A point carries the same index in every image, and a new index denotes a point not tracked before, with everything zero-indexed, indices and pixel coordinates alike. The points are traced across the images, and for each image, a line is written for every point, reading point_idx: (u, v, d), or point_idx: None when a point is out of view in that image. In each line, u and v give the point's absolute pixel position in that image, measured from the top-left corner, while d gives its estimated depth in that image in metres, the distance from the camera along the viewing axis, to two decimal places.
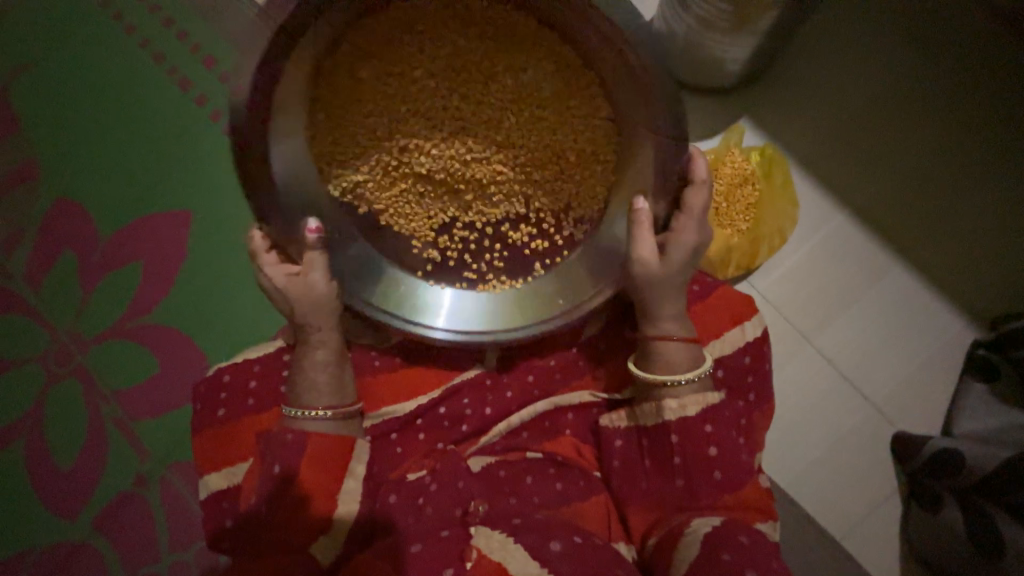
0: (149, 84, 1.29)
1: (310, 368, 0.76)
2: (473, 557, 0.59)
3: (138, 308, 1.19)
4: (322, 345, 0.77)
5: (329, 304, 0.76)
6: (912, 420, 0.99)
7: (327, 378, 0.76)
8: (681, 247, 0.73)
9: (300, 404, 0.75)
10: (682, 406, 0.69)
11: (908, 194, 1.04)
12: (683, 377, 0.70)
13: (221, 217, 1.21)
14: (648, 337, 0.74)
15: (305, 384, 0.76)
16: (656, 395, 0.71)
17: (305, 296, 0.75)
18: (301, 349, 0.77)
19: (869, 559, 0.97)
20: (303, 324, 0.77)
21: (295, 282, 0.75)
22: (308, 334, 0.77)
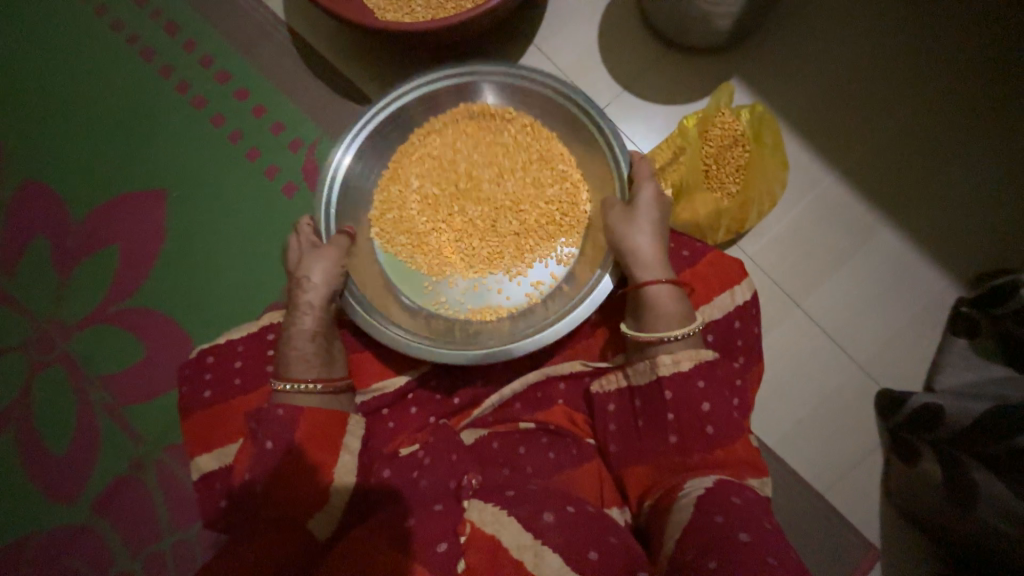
0: (110, 56, 1.21)
1: (298, 337, 0.75)
2: (467, 532, 0.61)
3: (117, 292, 1.16)
4: (310, 313, 0.76)
5: (334, 274, 0.78)
6: (896, 377, 1.01)
7: (314, 348, 0.75)
8: (646, 207, 0.76)
9: (288, 377, 0.73)
10: (676, 361, 0.69)
11: (900, 153, 1.03)
12: (676, 332, 0.70)
13: (196, 195, 1.16)
14: (642, 295, 0.74)
15: (291, 356, 0.75)
16: (651, 353, 0.71)
17: (314, 264, 0.78)
18: (291, 317, 0.77)
19: (853, 511, 1.00)
20: (297, 290, 0.77)
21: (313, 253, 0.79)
22: (299, 300, 0.77)
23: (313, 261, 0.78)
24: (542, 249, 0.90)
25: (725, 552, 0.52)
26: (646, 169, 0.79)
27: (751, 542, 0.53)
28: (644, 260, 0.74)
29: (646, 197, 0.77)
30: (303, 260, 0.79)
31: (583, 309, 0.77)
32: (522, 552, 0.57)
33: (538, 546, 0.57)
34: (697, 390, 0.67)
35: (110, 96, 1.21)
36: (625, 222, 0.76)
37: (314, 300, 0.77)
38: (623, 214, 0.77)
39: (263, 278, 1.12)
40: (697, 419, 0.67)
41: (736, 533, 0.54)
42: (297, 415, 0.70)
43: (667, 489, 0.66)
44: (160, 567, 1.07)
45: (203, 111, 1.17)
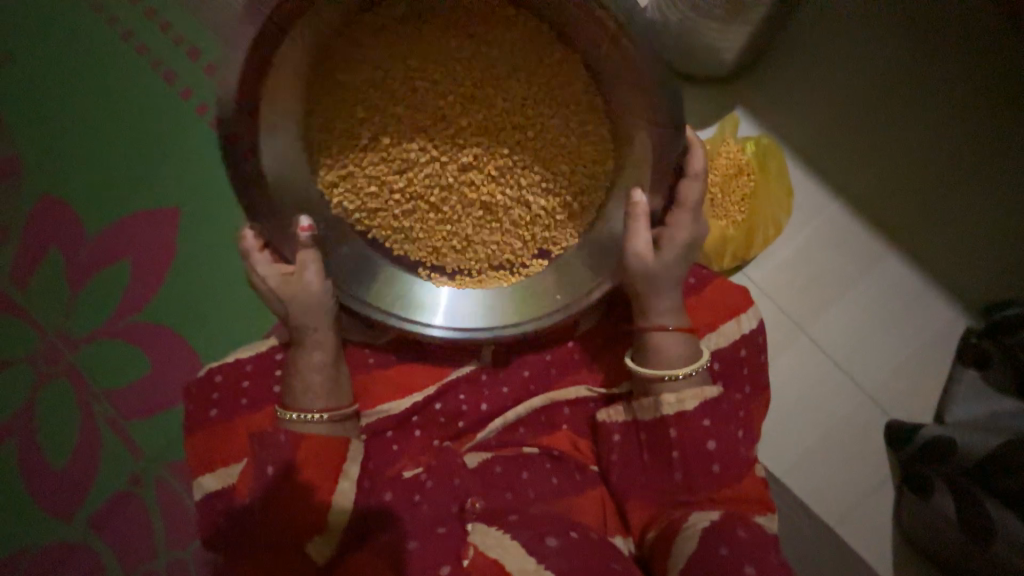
0: (133, 78, 1.26)
1: (307, 370, 0.76)
2: (469, 555, 0.60)
3: (127, 306, 1.17)
4: (319, 348, 0.77)
5: (325, 305, 0.76)
6: (906, 408, 1.00)
7: (323, 380, 0.76)
8: (673, 244, 0.73)
9: (295, 407, 0.74)
10: (681, 401, 0.68)
11: (905, 182, 1.04)
12: (682, 371, 0.70)
13: (210, 213, 1.19)
14: (647, 331, 0.73)
15: (300, 387, 0.75)
16: (655, 390, 0.71)
17: (301, 300, 0.75)
18: (299, 353, 0.77)
19: (863, 546, 0.98)
20: (302, 332, 0.77)
21: (289, 285, 0.75)
22: (307, 339, 0.76)
23: (297, 299, 0.75)
24: (528, 222, 0.84)
25: None
26: (693, 199, 0.74)
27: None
28: (656, 295, 0.73)
29: (677, 232, 0.73)
30: (284, 298, 0.76)
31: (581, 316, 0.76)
32: None
33: (541, 571, 0.56)
34: (702, 419, 0.67)
35: (131, 116, 1.25)
36: (650, 254, 0.72)
37: (322, 337, 0.77)
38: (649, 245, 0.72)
39: None
40: (704, 456, 0.66)
41: (743, 567, 0.54)
42: (301, 436, 0.70)
43: (671, 520, 0.65)
44: None
45: None
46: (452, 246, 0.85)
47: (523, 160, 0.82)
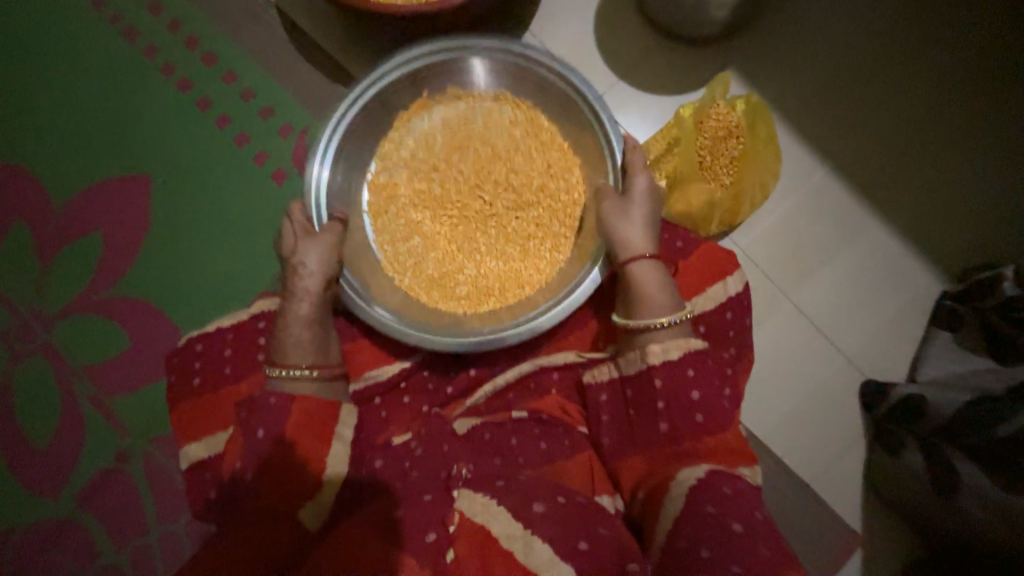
0: (93, 36, 1.18)
1: (294, 324, 0.74)
2: (456, 521, 0.61)
3: (101, 279, 1.13)
4: (306, 300, 0.75)
5: (328, 260, 0.77)
6: (881, 369, 1.03)
7: (310, 335, 0.75)
8: (638, 199, 0.76)
9: (282, 363, 0.73)
10: (665, 350, 0.69)
11: (896, 149, 1.04)
12: (660, 320, 0.71)
13: (183, 181, 1.14)
14: (628, 283, 0.74)
15: (287, 342, 0.74)
16: (640, 344, 0.72)
17: (309, 250, 0.76)
18: (286, 303, 0.75)
19: (836, 500, 1.02)
20: (294, 277, 0.76)
21: (308, 238, 0.78)
22: (295, 287, 0.75)
23: (308, 249, 0.76)
24: (531, 268, 0.88)
25: (715, 541, 0.53)
26: (639, 162, 0.78)
27: (742, 532, 0.54)
28: (637, 248, 0.74)
29: (639, 190, 0.77)
30: (297, 246, 0.77)
31: (572, 301, 0.77)
32: (512, 542, 0.56)
33: (528, 537, 0.56)
34: (685, 378, 0.68)
35: (92, 76, 1.17)
36: (617, 213, 0.76)
37: (310, 287, 0.75)
38: (618, 206, 0.76)
39: (253, 267, 1.11)
40: (687, 409, 0.67)
41: (730, 523, 0.55)
42: (288, 402, 0.69)
43: (660, 479, 0.66)
44: (147, 558, 1.06)
45: (190, 95, 1.14)
46: (461, 283, 0.89)
47: (523, 213, 0.90)
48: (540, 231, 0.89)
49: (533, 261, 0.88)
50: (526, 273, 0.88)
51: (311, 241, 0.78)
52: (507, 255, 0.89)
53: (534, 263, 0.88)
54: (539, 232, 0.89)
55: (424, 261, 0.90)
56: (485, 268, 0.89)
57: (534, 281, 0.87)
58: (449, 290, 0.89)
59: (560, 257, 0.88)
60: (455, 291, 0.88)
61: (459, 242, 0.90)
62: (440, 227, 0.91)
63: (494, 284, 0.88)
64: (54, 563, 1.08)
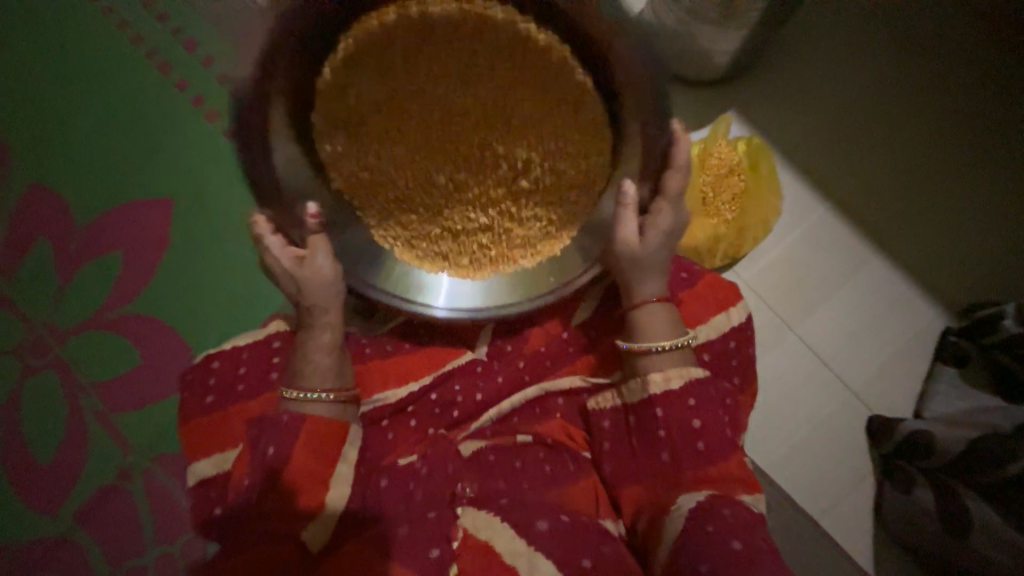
0: (128, 69, 1.25)
1: (316, 351, 0.77)
2: (459, 536, 0.63)
3: (119, 297, 1.16)
4: (326, 328, 0.78)
5: (329, 278, 0.77)
6: (888, 404, 1.03)
7: (331, 360, 0.77)
8: (644, 225, 0.77)
9: (299, 387, 0.74)
10: (667, 379, 0.70)
11: (892, 187, 1.08)
12: (665, 347, 0.73)
13: (205, 204, 1.18)
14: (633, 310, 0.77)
15: (308, 368, 0.76)
16: (645, 370, 0.73)
17: (311, 278, 0.76)
18: (307, 333, 0.78)
19: (846, 538, 1.00)
20: (312, 310, 0.78)
21: (302, 264, 0.76)
22: (315, 318, 0.78)
23: (310, 277, 0.76)
24: (537, 231, 0.84)
25: (718, 559, 0.54)
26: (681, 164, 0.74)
27: (742, 552, 0.54)
28: (643, 280, 0.78)
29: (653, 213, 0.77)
30: (297, 278, 0.77)
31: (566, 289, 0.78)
32: (516, 558, 0.58)
33: (531, 553, 0.58)
34: (687, 408, 0.68)
35: (125, 106, 1.24)
36: (629, 238, 0.76)
37: (330, 317, 0.78)
38: (642, 222, 0.75)
39: (266, 287, 1.14)
40: (688, 434, 0.67)
41: (730, 542, 0.55)
42: (299, 419, 0.70)
43: (663, 503, 0.66)
44: None
45: (216, 124, 1.20)
46: (465, 253, 0.84)
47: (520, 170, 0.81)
48: (539, 189, 0.82)
49: (538, 223, 0.83)
50: (533, 237, 0.84)
51: (307, 266, 0.76)
52: (511, 223, 0.83)
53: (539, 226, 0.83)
54: (541, 193, 0.82)
55: (420, 229, 0.84)
56: (487, 235, 0.84)
57: (543, 245, 0.83)
58: (453, 259, 0.84)
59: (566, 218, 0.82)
60: (460, 260, 0.84)
61: (455, 209, 0.83)
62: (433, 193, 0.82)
63: (502, 250, 0.84)
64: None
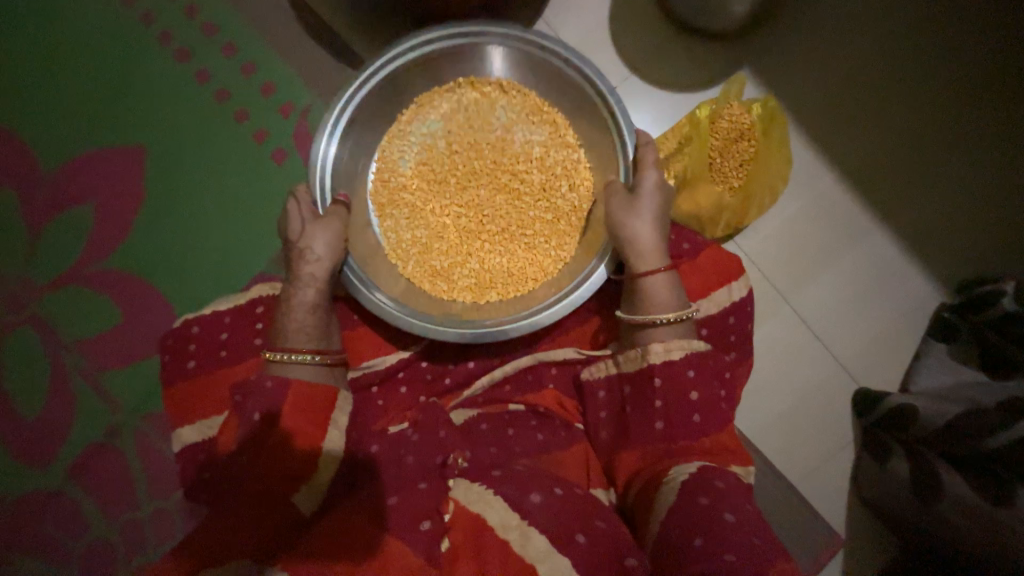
0: (86, 0, 1.13)
1: (298, 308, 0.73)
2: (451, 510, 0.60)
3: (93, 253, 1.10)
4: (311, 286, 0.74)
5: (336, 247, 0.75)
6: (875, 377, 1.04)
7: (313, 321, 0.74)
8: (647, 193, 0.75)
9: (283, 347, 0.72)
10: (667, 350, 0.68)
11: (906, 157, 1.03)
12: (665, 316, 0.71)
13: (179, 155, 1.11)
14: (634, 277, 0.73)
15: (290, 326, 0.73)
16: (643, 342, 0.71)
17: (316, 236, 0.75)
18: (290, 287, 0.74)
19: (821, 502, 1.03)
20: (299, 261, 0.74)
21: (314, 222, 0.76)
22: (300, 271, 0.74)
23: (315, 233, 0.75)
24: (533, 267, 0.86)
25: (709, 531, 0.53)
26: (650, 156, 0.76)
27: (734, 522, 0.54)
28: (643, 248, 0.73)
29: (648, 184, 0.75)
30: (304, 229, 0.76)
31: (570, 298, 0.76)
32: (507, 531, 0.54)
33: (524, 527, 0.54)
34: (686, 379, 0.67)
35: (84, 44, 1.13)
36: (627, 211, 0.74)
37: (317, 273, 0.74)
38: (625, 201, 0.75)
39: (249, 247, 1.09)
40: (685, 407, 0.67)
41: (722, 513, 0.55)
42: (284, 388, 0.68)
43: (654, 472, 0.65)
44: (137, 534, 1.05)
45: (187, 66, 1.10)
46: (464, 270, 0.87)
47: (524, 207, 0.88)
48: (539, 227, 0.87)
49: (534, 254, 0.87)
50: (529, 264, 0.87)
51: (316, 225, 0.76)
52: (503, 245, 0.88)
53: (537, 258, 0.87)
54: (545, 226, 0.87)
55: (426, 242, 0.88)
56: (486, 258, 0.87)
57: (537, 277, 0.86)
58: (451, 281, 0.87)
59: (561, 260, 0.86)
60: (458, 282, 0.87)
61: (463, 230, 0.88)
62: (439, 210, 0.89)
63: (497, 274, 0.87)
64: (41, 536, 1.07)
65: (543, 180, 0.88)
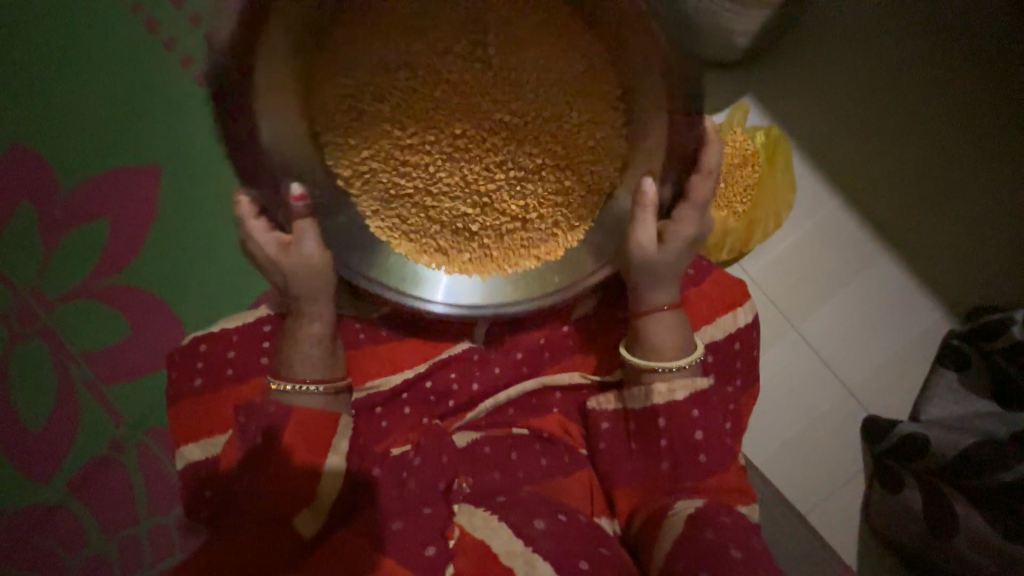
0: (113, 26, 1.18)
1: (304, 341, 0.73)
2: (456, 535, 0.57)
3: (107, 268, 1.13)
4: (317, 319, 0.74)
5: (320, 270, 0.72)
6: (885, 405, 1.02)
7: (320, 352, 0.74)
8: (677, 245, 0.71)
9: (288, 377, 0.72)
10: (672, 389, 0.66)
11: (910, 185, 1.04)
12: (674, 364, 0.69)
13: (195, 173, 1.13)
14: (640, 313, 0.72)
15: (296, 356, 0.73)
16: (646, 380, 0.69)
17: (301, 267, 0.71)
18: (295, 322, 0.74)
19: (831, 533, 1.01)
20: (302, 302, 0.73)
21: (289, 251, 0.71)
22: (304, 309, 0.74)
23: (300, 269, 0.71)
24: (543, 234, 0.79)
25: (714, 565, 0.52)
26: (700, 189, 0.68)
27: (742, 559, 0.53)
28: (653, 287, 0.72)
29: (682, 236, 0.71)
30: (285, 266, 0.71)
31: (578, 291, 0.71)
32: (511, 558, 0.53)
33: (529, 552, 0.53)
34: (691, 412, 0.66)
35: (108, 66, 1.17)
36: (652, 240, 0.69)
37: (321, 309, 0.74)
38: (654, 241, 0.70)
39: None
40: (690, 443, 0.65)
41: (729, 549, 0.54)
42: (289, 409, 0.68)
43: (657, 508, 0.65)
44: (136, 550, 1.05)
45: (206, 88, 1.14)
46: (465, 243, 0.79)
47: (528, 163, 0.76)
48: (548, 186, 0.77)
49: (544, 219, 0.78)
50: (541, 231, 0.79)
51: (293, 252, 0.71)
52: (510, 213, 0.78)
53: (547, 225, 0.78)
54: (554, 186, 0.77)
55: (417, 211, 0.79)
56: (487, 228, 0.78)
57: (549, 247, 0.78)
58: (453, 255, 0.80)
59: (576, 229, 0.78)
60: (461, 256, 0.80)
61: (458, 195, 0.77)
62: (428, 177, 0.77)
63: (503, 246, 0.79)
64: (39, 551, 1.06)
65: (548, 127, 0.75)
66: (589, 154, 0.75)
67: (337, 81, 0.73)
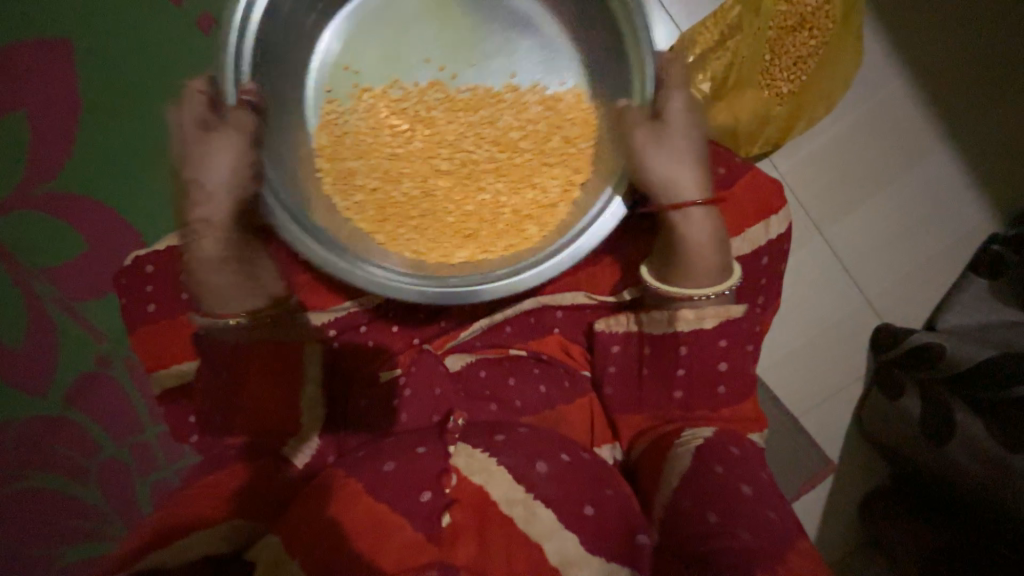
0: None
1: (200, 265, 0.59)
2: (452, 483, 0.52)
3: (38, 170, 0.96)
4: (212, 233, 0.59)
5: (238, 174, 0.60)
6: (902, 314, 0.96)
7: (225, 280, 0.59)
8: (679, 127, 0.60)
9: (203, 312, 0.59)
10: (700, 317, 0.59)
11: (981, 61, 0.88)
12: (704, 291, 0.59)
13: (120, 50, 0.93)
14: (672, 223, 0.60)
15: (199, 286, 0.59)
16: (672, 304, 0.61)
17: (211, 163, 0.59)
18: (187, 234, 0.60)
19: (824, 435, 1.00)
20: (190, 201, 0.60)
21: (204, 138, 0.59)
22: (193, 215, 0.59)
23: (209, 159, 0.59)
24: (523, 218, 0.70)
25: (725, 505, 0.50)
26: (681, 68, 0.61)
27: (750, 495, 0.51)
28: (688, 191, 0.60)
29: (677, 116, 0.60)
30: (193, 157, 0.59)
31: (572, 250, 0.60)
32: (512, 506, 0.50)
33: (529, 500, 0.50)
34: (715, 349, 0.60)
35: None
36: (660, 148, 0.60)
37: (212, 215, 0.59)
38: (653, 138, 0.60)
39: None
40: (709, 376, 0.60)
41: (738, 485, 0.52)
42: (246, 348, 0.59)
43: (662, 434, 0.62)
44: (146, 457, 1.00)
45: None
46: (433, 220, 0.70)
47: (513, 146, 0.71)
48: (531, 165, 0.71)
49: (524, 198, 0.70)
50: (520, 212, 0.70)
51: (212, 144, 0.60)
52: (487, 183, 0.71)
53: (530, 208, 0.70)
54: (537, 168, 0.71)
55: (386, 176, 0.71)
56: (462, 206, 0.71)
57: (528, 230, 0.70)
58: (416, 235, 0.70)
59: (557, 211, 0.70)
60: (427, 235, 0.70)
61: (437, 168, 0.71)
62: (396, 138, 0.72)
63: (476, 226, 0.70)
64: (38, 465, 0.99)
65: (538, 115, 0.72)
66: (577, 143, 0.71)
67: (336, 47, 0.73)
